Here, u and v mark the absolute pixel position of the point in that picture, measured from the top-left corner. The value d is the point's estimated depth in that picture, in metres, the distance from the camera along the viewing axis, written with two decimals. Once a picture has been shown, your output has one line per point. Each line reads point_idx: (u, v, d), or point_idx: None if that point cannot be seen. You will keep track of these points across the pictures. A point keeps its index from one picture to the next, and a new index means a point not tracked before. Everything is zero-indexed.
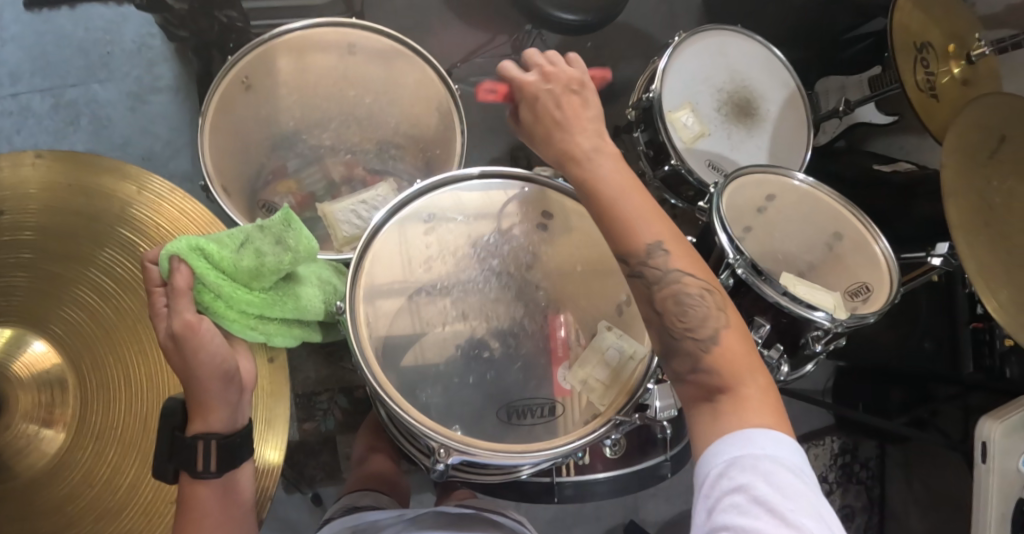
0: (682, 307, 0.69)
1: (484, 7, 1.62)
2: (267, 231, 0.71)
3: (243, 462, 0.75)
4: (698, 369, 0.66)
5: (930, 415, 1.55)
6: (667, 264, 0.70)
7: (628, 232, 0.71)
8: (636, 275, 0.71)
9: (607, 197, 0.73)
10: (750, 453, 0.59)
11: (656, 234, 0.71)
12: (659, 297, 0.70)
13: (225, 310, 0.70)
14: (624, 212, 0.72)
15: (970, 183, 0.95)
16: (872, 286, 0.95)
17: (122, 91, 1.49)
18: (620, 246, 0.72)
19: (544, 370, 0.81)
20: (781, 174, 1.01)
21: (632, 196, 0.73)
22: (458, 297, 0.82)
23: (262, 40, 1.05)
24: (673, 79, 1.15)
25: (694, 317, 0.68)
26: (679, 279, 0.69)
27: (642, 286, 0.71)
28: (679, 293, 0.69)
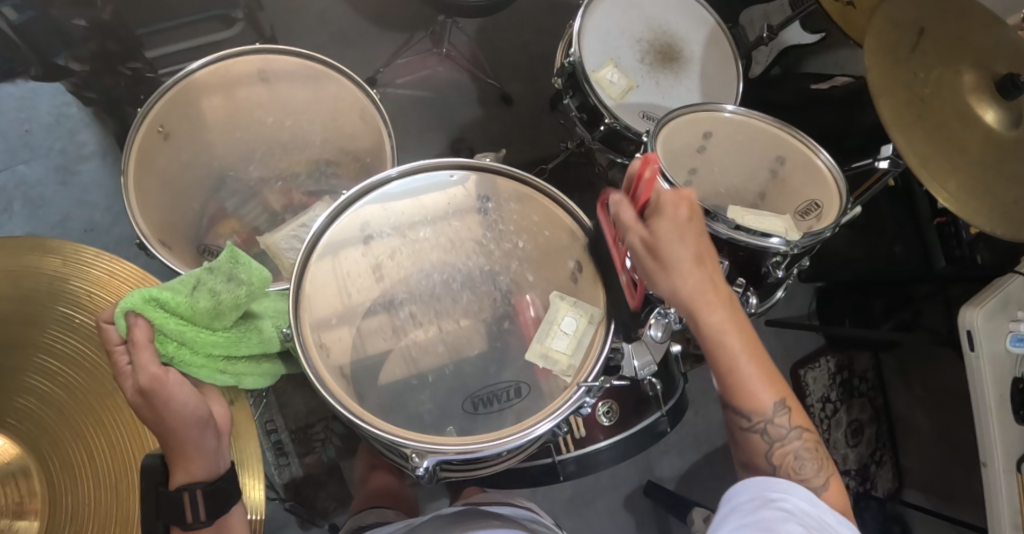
0: (797, 463, 0.71)
1: (393, 6, 1.60)
2: (217, 271, 0.69)
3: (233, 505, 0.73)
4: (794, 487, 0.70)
5: (914, 316, 1.56)
6: (788, 423, 0.72)
7: (752, 395, 0.71)
8: (756, 431, 0.72)
9: (735, 364, 0.70)
10: (788, 497, 0.66)
11: (776, 394, 0.71)
12: (774, 453, 0.72)
13: (191, 356, 0.69)
14: (748, 374, 0.70)
15: (895, 79, 0.95)
16: (822, 202, 0.95)
17: (49, 167, 1.45)
18: (741, 404, 0.72)
19: (504, 353, 0.79)
20: (710, 108, 1.01)
21: (755, 362, 0.71)
22: (407, 299, 0.80)
23: (167, 88, 1.04)
24: (590, 39, 1.15)
25: (808, 470, 0.71)
26: (794, 439, 0.72)
27: (761, 443, 0.72)
28: (795, 449, 0.72)
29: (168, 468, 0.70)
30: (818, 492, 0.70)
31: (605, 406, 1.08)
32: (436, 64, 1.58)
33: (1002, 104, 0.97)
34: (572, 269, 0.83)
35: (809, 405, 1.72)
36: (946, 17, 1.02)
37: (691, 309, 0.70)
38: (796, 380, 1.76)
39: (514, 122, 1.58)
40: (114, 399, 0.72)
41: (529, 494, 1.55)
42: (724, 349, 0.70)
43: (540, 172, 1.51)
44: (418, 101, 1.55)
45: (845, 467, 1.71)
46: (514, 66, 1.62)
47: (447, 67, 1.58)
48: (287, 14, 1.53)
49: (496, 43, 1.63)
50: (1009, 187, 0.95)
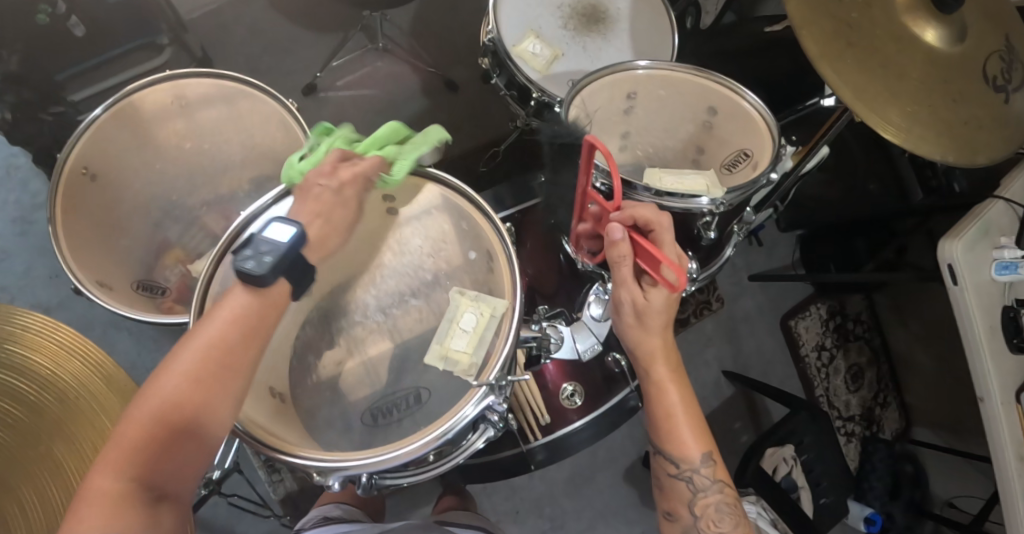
0: (716, 515, 0.80)
1: (324, 8, 1.57)
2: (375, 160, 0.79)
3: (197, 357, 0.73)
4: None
5: (898, 255, 1.53)
6: (711, 476, 0.80)
7: (683, 445, 0.79)
8: (682, 479, 0.80)
9: (671, 407, 0.78)
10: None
11: (706, 447, 0.79)
12: (695, 503, 0.80)
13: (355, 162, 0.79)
14: (682, 425, 0.78)
15: (817, 6, 0.82)
16: (751, 150, 0.89)
17: (6, 220, 1.46)
18: (674, 453, 0.79)
19: (410, 362, 0.77)
20: (625, 67, 0.94)
21: (691, 410, 0.79)
22: (310, 318, 0.78)
23: (83, 129, 1.04)
24: (508, 13, 1.10)
25: (726, 524, 0.80)
26: (715, 493, 0.80)
27: (686, 491, 0.80)
28: (715, 502, 0.80)
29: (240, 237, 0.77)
30: None
31: (571, 388, 1.06)
32: (375, 60, 1.55)
33: (941, 20, 0.86)
34: (483, 258, 0.81)
35: (803, 355, 1.68)
36: None
37: (642, 362, 0.78)
38: (787, 332, 1.69)
39: (461, 108, 1.54)
40: (40, 451, 0.72)
41: (527, 480, 1.54)
42: (662, 396, 0.78)
43: (493, 155, 1.47)
44: (362, 101, 1.52)
45: (846, 414, 1.67)
46: (456, 50, 1.58)
47: (387, 62, 1.54)
48: (217, 31, 1.51)
49: (434, 30, 1.59)
50: (958, 106, 0.85)
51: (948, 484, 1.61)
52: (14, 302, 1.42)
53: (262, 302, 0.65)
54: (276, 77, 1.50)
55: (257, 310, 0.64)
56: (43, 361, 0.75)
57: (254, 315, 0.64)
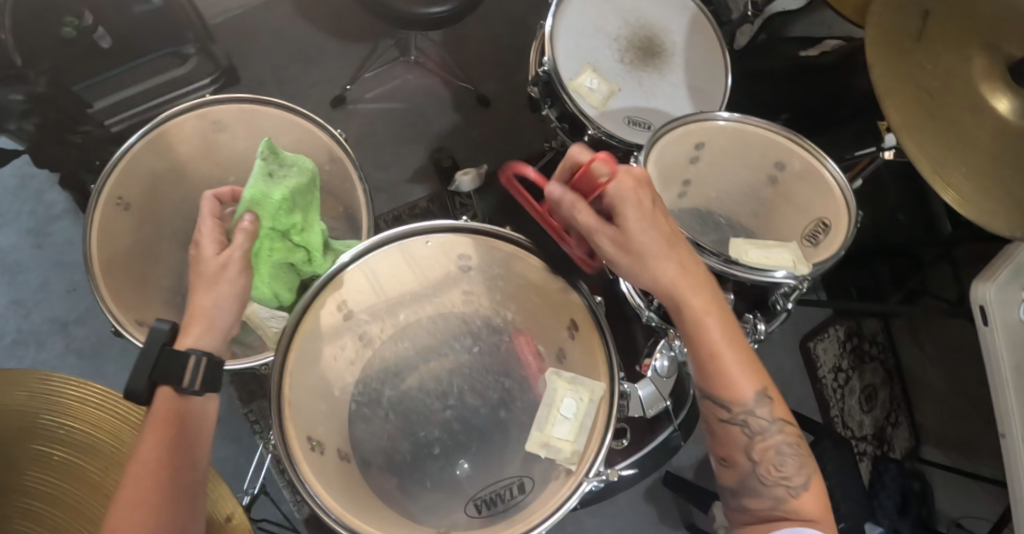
0: (778, 459, 0.68)
1: (353, 17, 1.52)
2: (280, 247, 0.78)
3: (193, 430, 0.63)
4: (779, 510, 0.67)
5: (921, 284, 1.53)
6: (769, 415, 0.69)
7: (732, 384, 0.68)
8: (735, 423, 0.68)
9: (710, 341, 0.67)
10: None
11: (757, 385, 0.68)
12: (754, 447, 0.69)
13: (278, 244, 0.77)
14: (726, 358, 0.68)
15: (900, 75, 0.88)
16: (829, 220, 0.90)
17: (21, 232, 1.41)
18: (723, 394, 0.68)
19: (504, 447, 0.72)
20: (702, 116, 0.94)
21: (736, 345, 0.69)
22: (395, 398, 0.73)
23: (117, 157, 0.96)
24: (564, 44, 1.09)
25: (789, 467, 0.68)
26: (774, 434, 0.69)
27: (741, 435, 0.68)
28: (776, 444, 0.69)
29: (177, 334, 0.66)
30: (793, 497, 0.67)
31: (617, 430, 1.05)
32: (404, 73, 1.51)
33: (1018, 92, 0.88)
34: (566, 327, 0.77)
35: (820, 377, 1.71)
36: None
37: (671, 296, 0.68)
38: (806, 353, 1.72)
39: (493, 124, 1.50)
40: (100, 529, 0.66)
41: None
42: (705, 340, 0.67)
43: None
44: (393, 115, 1.47)
45: (860, 433, 1.69)
46: (486, 64, 1.54)
47: (417, 75, 1.51)
48: (241, 38, 1.46)
49: (465, 43, 1.55)
50: None
51: (956, 504, 1.63)
52: (29, 317, 1.36)
53: (179, 411, 0.63)
54: (302, 88, 1.45)
55: (167, 423, 0.62)
56: (105, 434, 0.68)
57: (169, 427, 0.62)
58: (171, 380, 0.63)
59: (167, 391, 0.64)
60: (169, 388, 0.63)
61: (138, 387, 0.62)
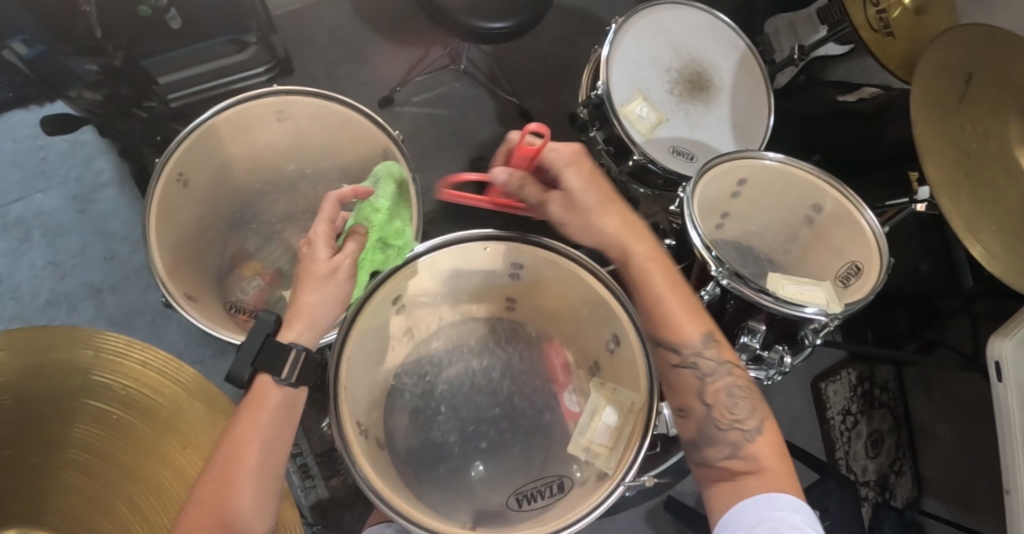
0: (729, 401, 0.70)
1: (408, 22, 1.57)
2: (383, 254, 0.77)
3: (280, 418, 0.69)
4: (735, 456, 0.67)
5: (938, 335, 1.52)
6: (718, 357, 0.72)
7: (676, 325, 0.72)
8: (687, 365, 0.71)
9: (655, 289, 0.74)
10: (771, 514, 0.61)
11: (700, 329, 0.72)
12: (706, 390, 0.71)
13: (378, 255, 0.77)
14: (671, 305, 0.73)
15: (943, 133, 0.88)
16: (862, 265, 0.92)
17: (66, 196, 1.45)
18: (668, 336, 0.72)
19: (546, 444, 0.79)
20: (750, 155, 0.97)
21: (681, 294, 0.74)
22: (446, 393, 0.80)
23: (188, 132, 1.00)
24: (618, 71, 1.13)
25: (741, 409, 0.70)
26: (723, 375, 0.71)
27: (693, 379, 0.71)
28: (727, 386, 0.71)
29: (280, 325, 0.71)
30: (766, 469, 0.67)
31: None
32: (452, 80, 1.55)
33: None
34: (607, 340, 0.79)
35: (829, 417, 1.72)
36: (995, 60, 0.96)
37: (618, 247, 0.75)
38: (816, 393, 1.74)
39: None
40: (149, 489, 0.67)
41: None
42: (646, 290, 0.74)
43: None
44: (437, 119, 1.51)
45: (863, 478, 1.69)
46: (533, 80, 1.58)
47: (464, 83, 1.55)
48: (299, 32, 1.51)
49: (514, 57, 1.59)
50: None
51: None
52: (66, 279, 1.40)
53: (273, 398, 0.69)
54: (352, 85, 1.50)
55: (263, 407, 0.68)
56: (161, 400, 0.69)
57: (265, 413, 0.68)
58: (271, 370, 0.69)
59: (262, 379, 0.70)
60: (266, 376, 0.69)
61: (241, 370, 0.68)
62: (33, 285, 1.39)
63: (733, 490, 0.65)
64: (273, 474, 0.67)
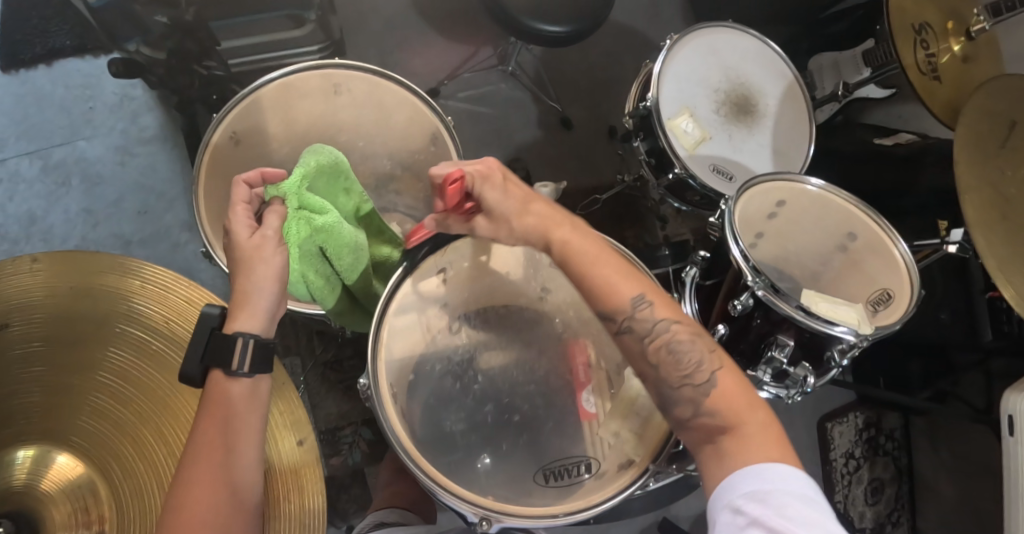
0: (674, 356, 0.70)
1: (464, 19, 1.60)
2: (301, 226, 0.75)
3: (243, 414, 0.67)
4: (700, 412, 0.68)
5: (952, 386, 1.53)
6: (652, 315, 0.71)
7: (609, 292, 0.72)
8: (625, 331, 0.71)
9: (580, 260, 0.74)
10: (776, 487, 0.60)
11: (635, 289, 0.72)
12: (651, 345, 0.71)
13: (303, 226, 0.75)
14: (599, 276, 0.73)
15: (982, 174, 0.89)
16: (893, 291, 0.94)
17: (109, 146, 1.47)
18: (603, 306, 0.73)
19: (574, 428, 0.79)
20: (792, 179, 0.99)
21: (604, 263, 0.74)
22: (484, 363, 0.80)
23: (244, 95, 1.06)
24: (669, 85, 1.15)
25: (688, 364, 0.70)
26: (666, 329, 0.71)
27: (633, 343, 0.71)
28: (669, 341, 0.71)
29: (224, 318, 0.69)
30: None
31: None
32: (499, 81, 1.58)
33: None
34: None
35: (831, 458, 1.72)
36: None
37: (542, 234, 0.76)
38: (821, 432, 1.74)
39: (572, 146, 1.56)
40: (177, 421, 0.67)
41: None
42: (583, 271, 0.73)
43: (593, 202, 1.50)
44: (479, 117, 1.54)
45: (860, 525, 1.68)
46: (578, 90, 1.61)
47: (510, 85, 1.58)
48: (357, 16, 1.55)
49: (561, 64, 1.62)
50: None
51: None
52: (97, 228, 1.42)
53: (232, 390, 0.67)
54: (402, 74, 1.53)
55: (222, 402, 0.66)
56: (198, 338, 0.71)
57: (226, 408, 0.66)
58: (220, 364, 0.67)
59: (215, 374, 0.67)
60: (217, 371, 0.67)
61: (192, 369, 0.67)
62: (66, 229, 1.41)
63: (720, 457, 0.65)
64: (243, 464, 0.65)
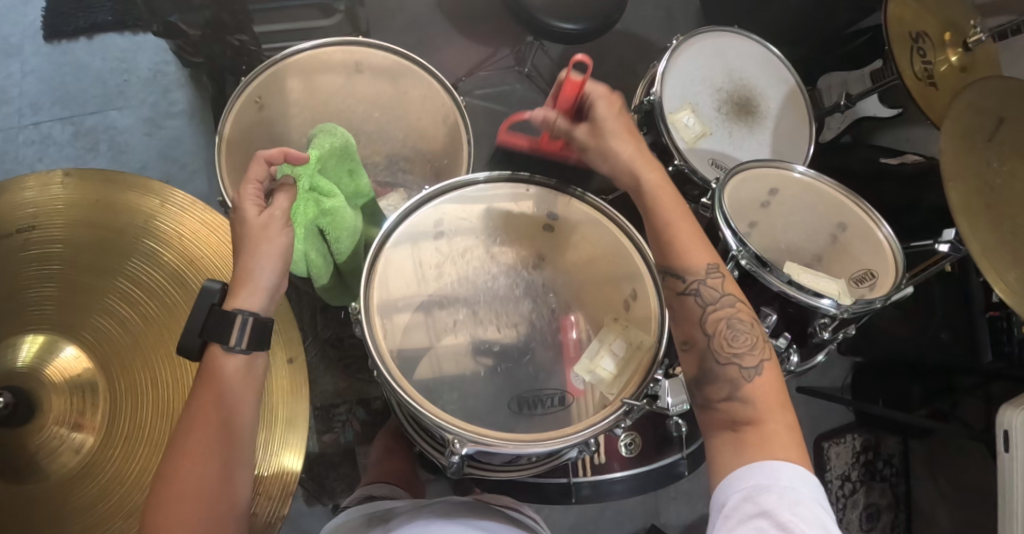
0: (731, 333, 0.72)
1: (485, 21, 1.68)
2: (306, 206, 0.79)
3: (238, 392, 0.70)
4: (734, 397, 0.69)
5: (951, 407, 1.49)
6: (720, 288, 0.74)
7: (684, 252, 0.76)
8: (689, 292, 0.75)
9: (659, 205, 0.79)
10: (773, 482, 0.62)
11: (706, 261, 0.76)
12: (708, 320, 0.74)
13: (309, 207, 0.79)
14: (679, 233, 0.77)
15: (968, 163, 0.91)
16: (877, 272, 0.96)
17: (139, 118, 1.54)
18: (676, 263, 0.76)
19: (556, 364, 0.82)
20: (782, 168, 1.03)
21: (690, 222, 0.79)
22: (470, 295, 0.84)
23: (272, 63, 1.14)
24: (673, 82, 1.20)
25: (741, 343, 0.71)
26: (727, 305, 0.74)
27: (695, 305, 0.74)
28: (728, 318, 0.73)
29: (226, 295, 0.72)
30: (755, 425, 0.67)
31: (628, 438, 1.08)
32: (515, 81, 1.64)
33: None
34: (625, 296, 0.85)
35: (827, 478, 1.67)
36: None
37: (631, 170, 0.82)
38: (818, 451, 1.70)
39: None
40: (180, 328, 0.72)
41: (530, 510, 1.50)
42: (656, 214, 0.79)
43: None
44: (493, 114, 1.60)
45: None
46: None
47: (525, 86, 1.64)
48: (383, 12, 1.63)
49: None
50: None
51: None
52: None
53: (228, 368, 0.69)
54: None
55: (220, 377, 0.69)
56: (208, 258, 0.76)
57: (224, 384, 0.69)
58: (219, 338, 0.69)
59: (213, 348, 0.70)
60: (216, 346, 0.69)
61: (190, 342, 0.69)
62: None
63: (740, 446, 0.66)
64: (237, 439, 0.69)
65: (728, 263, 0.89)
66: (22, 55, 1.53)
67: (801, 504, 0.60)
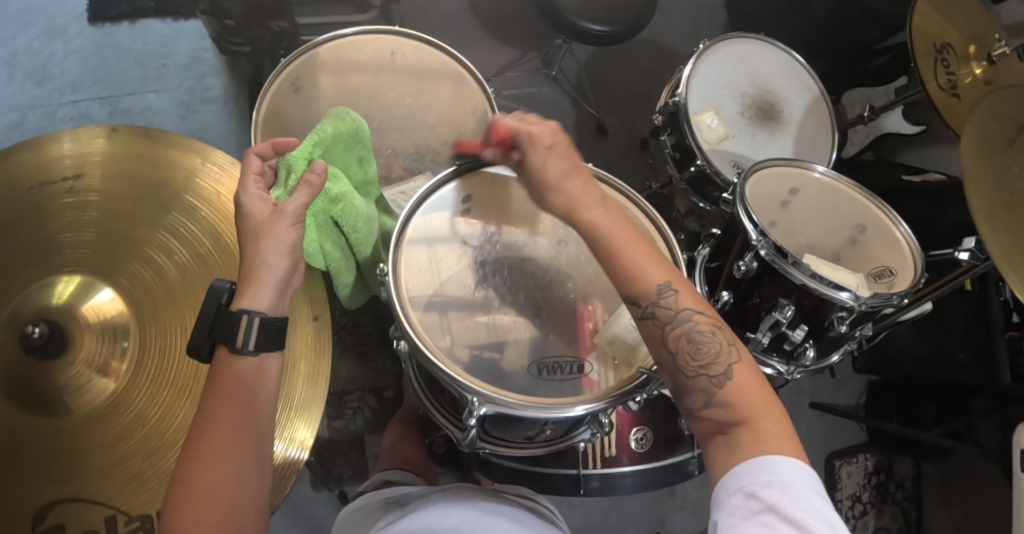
0: (696, 346, 0.64)
1: (515, 24, 1.71)
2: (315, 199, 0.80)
3: (251, 394, 0.68)
4: (712, 404, 0.62)
5: (968, 428, 1.49)
6: (678, 305, 0.65)
7: (636, 274, 0.66)
8: (648, 317, 0.65)
9: (607, 237, 0.68)
10: (774, 477, 0.56)
11: (663, 275, 0.66)
12: (672, 337, 0.65)
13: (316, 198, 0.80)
14: (629, 256, 0.67)
15: (987, 167, 0.92)
16: (896, 269, 0.96)
17: (174, 101, 1.58)
18: (630, 290, 0.66)
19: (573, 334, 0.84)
20: (802, 168, 1.04)
21: (642, 247, 0.68)
22: (494, 265, 0.86)
23: (306, 49, 1.19)
24: (697, 84, 1.22)
25: (707, 354, 0.64)
26: (689, 318, 0.65)
27: (653, 328, 0.65)
28: (692, 331, 0.65)
29: (234, 296, 0.70)
30: None
31: (639, 432, 1.08)
32: (542, 84, 1.67)
33: None
34: None
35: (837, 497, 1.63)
36: None
37: (572, 211, 0.71)
38: (829, 469, 1.67)
39: (606, 153, 1.63)
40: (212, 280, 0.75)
41: None
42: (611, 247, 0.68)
43: None
44: (519, 114, 1.62)
45: None
46: (616, 100, 1.69)
47: (552, 88, 1.66)
48: (417, 11, 1.67)
49: (603, 75, 1.71)
50: None
51: None
52: None
53: (237, 369, 0.68)
54: None
55: (231, 379, 0.67)
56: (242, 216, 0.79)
57: (235, 386, 0.67)
58: (227, 339, 0.67)
59: (223, 351, 0.68)
60: (223, 348, 0.68)
61: (201, 344, 0.68)
62: None
63: (731, 445, 0.60)
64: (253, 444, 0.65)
65: (746, 254, 0.90)
66: (66, 36, 1.59)
67: (807, 499, 0.55)
